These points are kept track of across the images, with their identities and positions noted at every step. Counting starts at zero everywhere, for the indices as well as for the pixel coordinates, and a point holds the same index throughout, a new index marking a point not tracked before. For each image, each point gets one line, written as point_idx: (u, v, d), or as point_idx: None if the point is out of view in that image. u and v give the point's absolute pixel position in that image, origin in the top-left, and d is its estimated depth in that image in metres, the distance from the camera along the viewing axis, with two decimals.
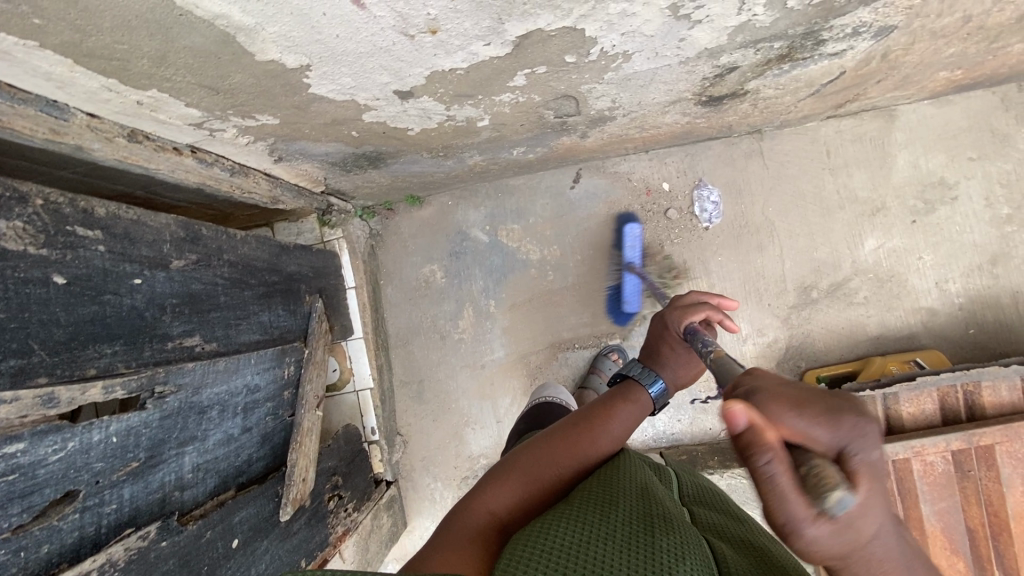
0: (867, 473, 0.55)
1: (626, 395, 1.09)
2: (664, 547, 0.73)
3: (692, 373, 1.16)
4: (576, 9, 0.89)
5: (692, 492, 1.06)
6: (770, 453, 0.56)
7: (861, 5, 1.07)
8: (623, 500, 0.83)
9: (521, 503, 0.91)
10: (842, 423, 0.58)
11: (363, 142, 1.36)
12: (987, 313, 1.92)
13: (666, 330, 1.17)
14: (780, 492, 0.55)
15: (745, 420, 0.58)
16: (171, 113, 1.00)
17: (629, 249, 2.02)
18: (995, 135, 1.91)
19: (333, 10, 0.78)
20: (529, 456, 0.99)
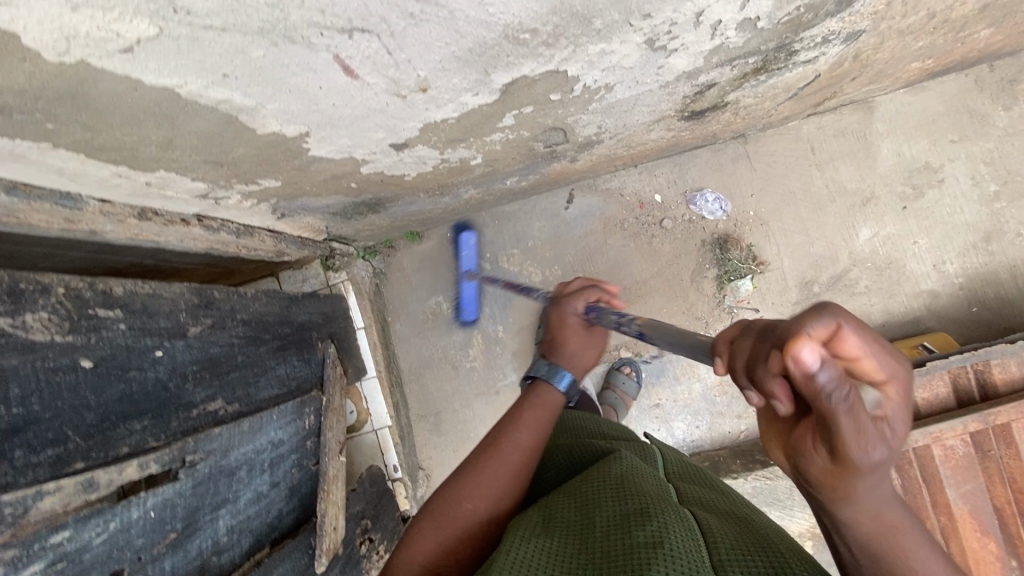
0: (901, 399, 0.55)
1: (531, 400, 1.13)
2: (641, 541, 0.75)
3: (595, 354, 1.20)
4: (557, 54, 0.92)
5: (673, 469, 1.10)
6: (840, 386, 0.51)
7: (828, 17, 1.11)
8: (598, 512, 0.84)
9: (444, 544, 0.96)
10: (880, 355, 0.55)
11: (362, 192, 1.40)
12: (987, 290, 1.94)
13: (563, 317, 1.21)
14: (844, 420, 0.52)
15: (820, 361, 0.50)
16: (178, 188, 1.04)
17: (466, 257, 2.12)
18: (973, 116, 1.95)
19: (327, 83, 0.81)
20: (446, 495, 1.03)
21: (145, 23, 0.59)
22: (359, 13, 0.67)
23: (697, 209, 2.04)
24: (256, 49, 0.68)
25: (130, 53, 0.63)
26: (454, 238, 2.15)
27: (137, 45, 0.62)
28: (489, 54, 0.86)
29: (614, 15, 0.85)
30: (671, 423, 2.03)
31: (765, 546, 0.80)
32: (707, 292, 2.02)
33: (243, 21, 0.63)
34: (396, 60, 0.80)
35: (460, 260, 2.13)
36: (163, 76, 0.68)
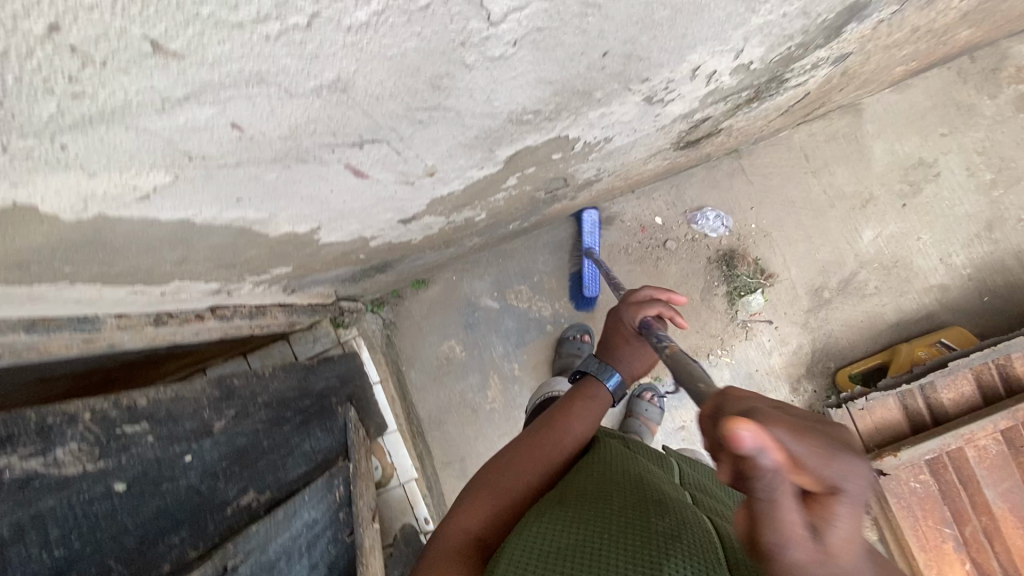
0: (852, 517, 0.50)
1: (583, 391, 1.16)
2: (658, 530, 0.78)
3: (650, 363, 1.18)
4: (559, 124, 0.93)
5: (693, 479, 1.09)
6: (777, 483, 0.47)
7: (818, 49, 1.12)
8: (616, 493, 0.88)
9: (493, 516, 0.97)
10: (844, 460, 0.49)
11: (370, 260, 1.40)
12: (996, 278, 1.95)
13: (620, 323, 1.18)
14: (775, 518, 0.48)
15: (763, 449, 0.45)
16: (192, 291, 1.03)
17: (587, 237, 2.04)
18: (959, 108, 1.97)
19: (337, 186, 0.81)
20: (498, 469, 1.05)
21: (160, 174, 0.59)
22: (369, 128, 0.67)
23: (699, 227, 2.04)
24: (268, 173, 0.68)
25: (147, 199, 0.62)
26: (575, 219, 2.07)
27: (153, 192, 0.61)
28: (493, 137, 0.86)
29: (614, 86, 0.86)
30: (698, 445, 2.01)
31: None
32: (719, 309, 2.02)
33: (256, 154, 0.62)
34: (405, 156, 0.80)
35: (583, 237, 2.05)
36: (178, 211, 0.68)
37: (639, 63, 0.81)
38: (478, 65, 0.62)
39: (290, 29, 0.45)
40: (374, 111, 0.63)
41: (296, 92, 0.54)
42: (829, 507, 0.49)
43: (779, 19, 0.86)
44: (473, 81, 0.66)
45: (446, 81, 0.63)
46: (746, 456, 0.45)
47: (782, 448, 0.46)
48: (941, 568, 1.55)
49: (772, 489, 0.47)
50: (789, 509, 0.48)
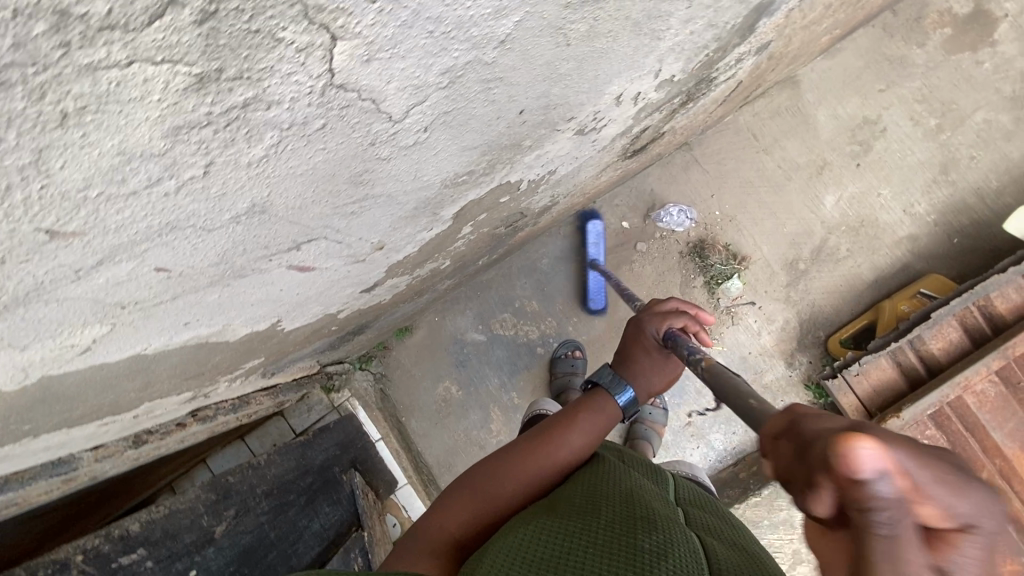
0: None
1: (588, 404, 1.09)
2: (645, 548, 0.72)
3: (667, 380, 1.13)
4: (498, 174, 0.94)
5: (691, 494, 1.05)
6: (896, 514, 0.36)
7: (737, 46, 1.14)
8: (605, 505, 0.83)
9: (477, 518, 0.96)
10: (975, 490, 0.38)
11: (344, 328, 1.38)
12: (962, 218, 1.97)
13: (641, 335, 1.13)
14: (897, 563, 0.36)
15: (877, 468, 0.36)
16: (167, 405, 1.02)
17: (593, 247, 2.06)
18: (891, 61, 2.01)
19: (285, 285, 0.80)
20: (491, 467, 1.02)
21: (97, 327, 0.58)
22: (302, 232, 0.67)
23: (665, 225, 2.05)
24: (211, 293, 0.67)
25: (90, 350, 0.61)
26: (581, 228, 2.10)
27: (94, 343, 0.60)
28: (434, 204, 0.87)
29: (541, 131, 0.87)
30: (707, 436, 2.00)
31: None
32: (701, 301, 2.03)
33: (193, 283, 0.62)
34: (350, 242, 0.79)
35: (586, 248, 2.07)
36: (126, 349, 0.67)
37: (560, 109, 0.82)
38: (395, 154, 0.62)
39: (188, 181, 0.45)
40: (302, 217, 0.63)
41: (213, 226, 0.53)
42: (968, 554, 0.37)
43: (687, 37, 0.87)
44: (395, 168, 0.66)
45: (367, 175, 0.63)
46: (857, 474, 0.36)
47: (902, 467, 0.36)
48: None
49: (890, 520, 0.36)
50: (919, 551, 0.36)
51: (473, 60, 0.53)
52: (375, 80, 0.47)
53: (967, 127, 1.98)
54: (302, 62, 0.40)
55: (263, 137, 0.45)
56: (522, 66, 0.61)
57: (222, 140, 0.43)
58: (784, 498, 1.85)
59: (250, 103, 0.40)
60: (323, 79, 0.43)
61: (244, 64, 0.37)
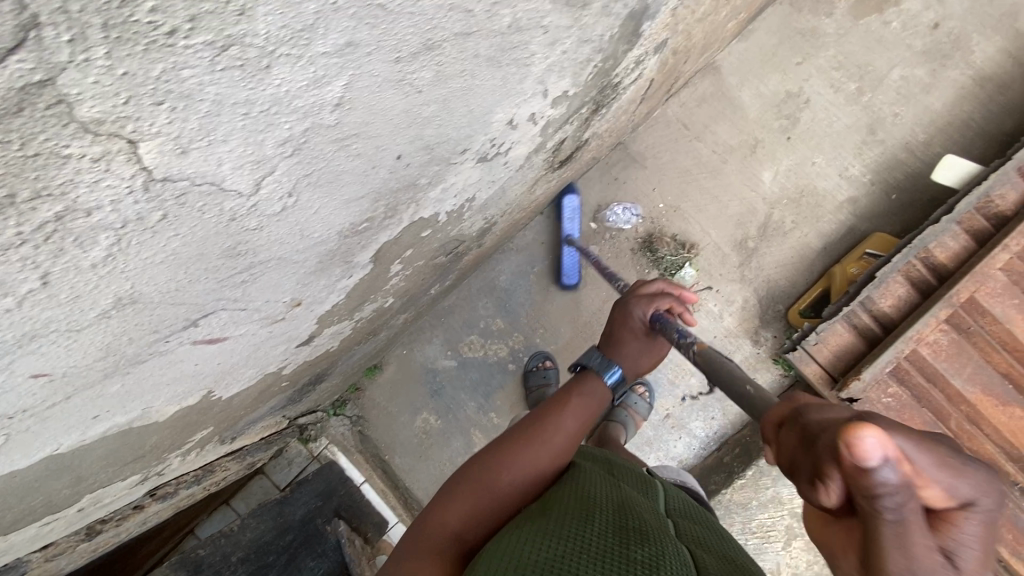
0: (981, 540, 0.47)
1: (581, 388, 1.13)
2: (637, 559, 0.75)
3: (651, 361, 1.19)
4: (404, 214, 0.95)
5: (678, 503, 1.10)
6: (900, 496, 0.45)
7: (629, 50, 1.17)
8: (598, 514, 0.86)
9: (475, 516, 0.93)
10: (972, 472, 0.48)
11: (296, 382, 1.38)
12: (896, 174, 2.02)
13: (628, 318, 1.19)
14: (901, 537, 0.45)
15: (885, 457, 0.44)
16: (113, 493, 1.01)
17: (568, 223, 2.07)
18: (803, 35, 2.06)
19: (197, 359, 0.80)
20: (485, 459, 1.01)
21: None
22: (193, 310, 0.67)
23: (613, 224, 2.08)
24: (111, 385, 0.67)
25: None
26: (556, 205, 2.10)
27: None
28: (340, 254, 0.87)
29: (435, 168, 0.88)
30: (688, 425, 2.01)
31: None
32: None
33: (81, 381, 0.62)
34: (254, 307, 0.80)
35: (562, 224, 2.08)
36: (33, 452, 0.67)
37: (444, 146, 0.83)
38: (265, 222, 0.63)
39: (27, 295, 0.46)
40: (184, 297, 0.64)
41: (81, 326, 0.54)
42: (959, 529, 0.47)
43: (561, 56, 0.89)
44: (273, 235, 0.67)
45: (243, 246, 0.64)
46: (868, 463, 0.44)
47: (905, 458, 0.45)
48: None
49: (895, 502, 0.45)
50: (918, 527, 0.45)
51: (311, 127, 0.54)
52: (203, 166, 0.48)
53: (886, 87, 2.04)
54: (106, 169, 0.41)
55: (97, 240, 0.46)
56: (374, 120, 0.62)
57: (49, 252, 0.44)
58: (768, 476, 1.85)
59: (65, 215, 0.42)
60: (141, 177, 0.44)
61: (37, 185, 0.38)
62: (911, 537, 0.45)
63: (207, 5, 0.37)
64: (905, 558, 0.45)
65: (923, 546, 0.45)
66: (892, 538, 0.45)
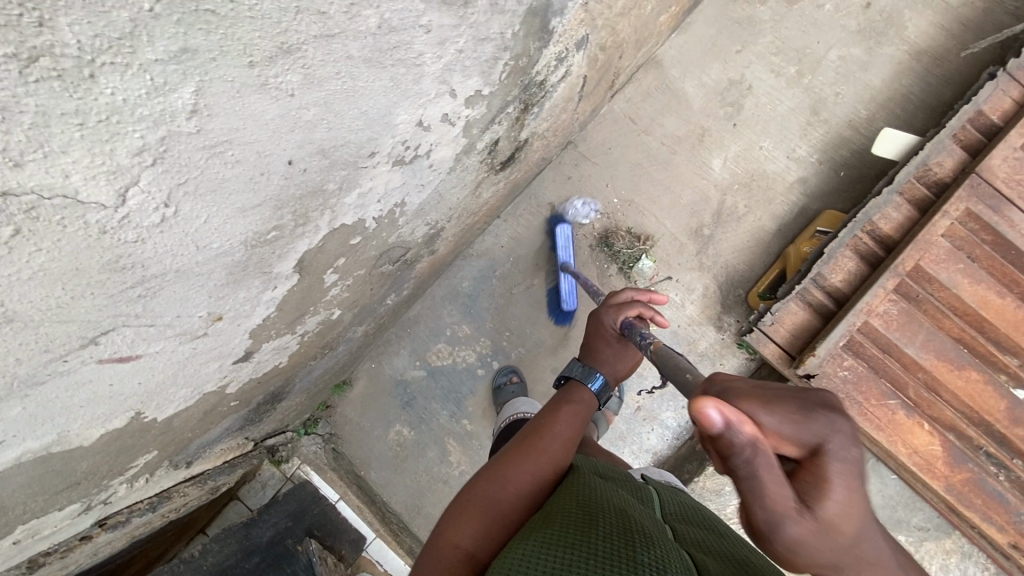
0: (840, 475, 0.60)
1: (569, 398, 1.16)
2: (644, 559, 0.71)
3: (630, 365, 1.22)
4: (321, 222, 0.95)
5: (674, 508, 1.07)
6: (752, 451, 0.59)
7: (544, 48, 1.18)
8: (603, 516, 0.82)
9: (484, 530, 0.89)
10: (823, 422, 0.61)
11: (249, 401, 1.38)
12: (843, 152, 2.05)
13: (600, 326, 1.22)
14: (760, 482, 0.60)
15: (726, 421, 0.59)
16: (52, 523, 1.00)
17: (563, 251, 2.03)
18: (740, 23, 2.09)
19: (111, 379, 0.80)
20: (484, 480, 0.99)
21: None
22: (88, 328, 0.68)
23: (571, 217, 2.11)
24: (11, 408, 0.68)
25: None
26: (548, 233, 2.07)
27: None
28: (253, 264, 0.88)
29: (343, 172, 0.89)
30: (659, 416, 2.01)
31: None
32: (620, 287, 2.06)
33: None
34: (164, 323, 0.80)
35: (556, 253, 2.05)
36: None
37: (344, 149, 0.84)
38: (146, 234, 0.64)
39: None
40: (71, 313, 0.64)
41: None
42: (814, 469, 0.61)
43: (459, 55, 0.91)
44: (161, 246, 0.67)
45: (128, 259, 0.65)
46: (712, 427, 0.60)
47: (749, 422, 0.60)
48: (905, 437, 1.59)
49: (750, 455, 0.60)
50: (771, 474, 0.60)
51: (168, 134, 0.56)
52: (48, 177, 0.49)
53: (826, 67, 2.07)
54: None
55: None
56: (245, 125, 0.63)
57: None
58: None
59: None
60: None
61: None
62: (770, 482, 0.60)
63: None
64: (767, 496, 0.60)
65: (780, 495, 0.60)
66: (755, 494, 0.61)
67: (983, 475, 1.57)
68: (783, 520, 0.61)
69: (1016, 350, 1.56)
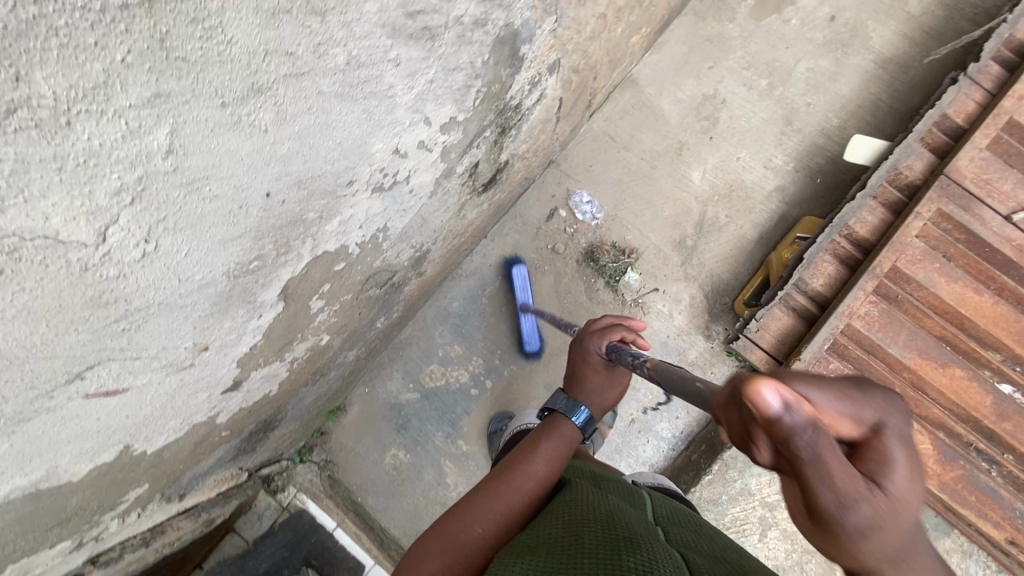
0: (902, 454, 0.62)
1: (552, 429, 1.19)
2: (631, 567, 0.74)
3: (615, 394, 1.27)
4: (303, 251, 0.98)
5: (667, 511, 1.08)
6: (813, 434, 0.57)
7: (516, 74, 1.23)
8: (587, 533, 0.84)
9: (448, 569, 0.91)
10: (874, 400, 0.66)
11: (240, 430, 1.39)
12: (818, 159, 2.10)
13: (587, 354, 1.26)
14: (824, 470, 0.57)
15: (784, 402, 0.57)
16: (43, 562, 1.01)
17: (521, 291, 2.11)
18: (711, 41, 2.16)
19: (97, 414, 0.82)
20: (456, 515, 1.01)
21: None
22: (73, 363, 0.70)
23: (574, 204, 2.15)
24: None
25: None
26: (505, 275, 2.15)
27: None
28: (237, 294, 0.90)
29: (322, 201, 0.92)
30: (654, 428, 2.02)
31: None
32: (608, 301, 2.09)
33: None
34: (149, 355, 0.82)
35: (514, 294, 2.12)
36: None
37: (322, 179, 0.87)
38: (127, 270, 0.66)
39: None
40: (55, 349, 0.66)
41: None
42: (878, 448, 0.62)
43: (430, 85, 0.95)
44: (142, 281, 0.70)
45: (110, 295, 0.67)
46: (772, 411, 0.57)
47: (803, 402, 0.58)
48: None
49: (812, 438, 0.57)
50: (832, 456, 0.57)
51: (145, 174, 0.59)
52: (27, 221, 0.52)
53: (796, 79, 2.13)
54: None
55: None
56: (220, 161, 0.66)
57: None
58: (734, 468, 1.85)
59: None
60: None
61: None
62: (834, 467, 0.57)
63: None
64: (834, 486, 0.57)
65: (846, 480, 0.58)
66: (821, 478, 0.57)
67: (975, 471, 1.58)
68: (852, 502, 0.58)
69: (997, 345, 1.58)
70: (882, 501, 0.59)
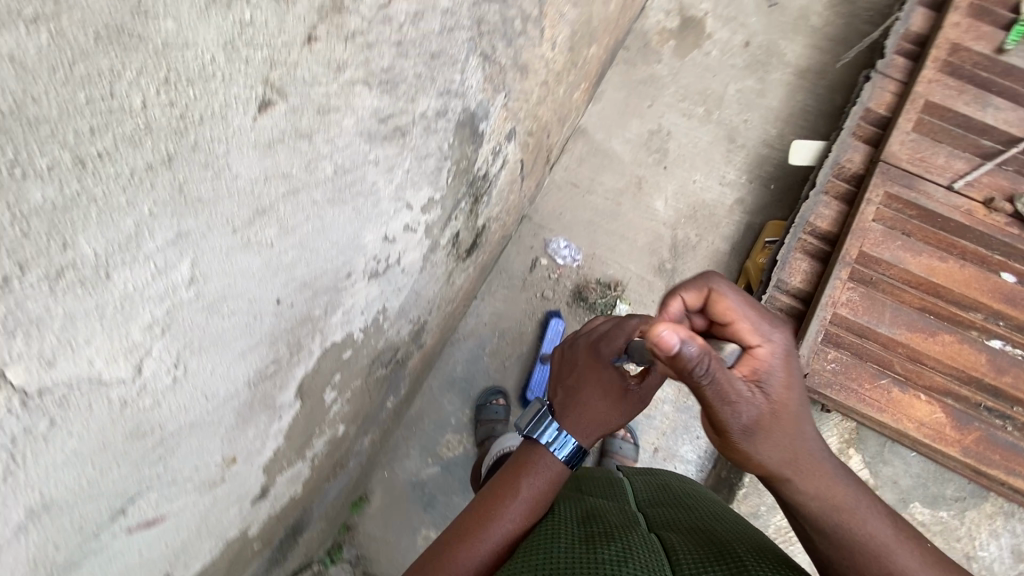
0: (778, 361, 0.91)
1: (535, 462, 1.18)
2: (607, 557, 0.88)
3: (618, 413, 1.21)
4: (314, 347, 1.03)
5: (648, 493, 1.23)
6: (706, 360, 0.79)
7: (479, 149, 1.33)
8: (566, 533, 0.98)
9: None
10: (770, 322, 0.93)
11: (271, 539, 1.37)
12: (767, 168, 2.25)
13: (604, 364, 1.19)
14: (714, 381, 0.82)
15: (684, 339, 0.77)
16: None
17: (549, 342, 2.13)
18: (645, 82, 2.35)
19: (140, 546, 0.82)
20: (445, 544, 1.11)
21: None
22: (117, 498, 0.72)
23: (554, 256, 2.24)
24: None
25: None
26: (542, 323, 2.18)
27: None
28: (258, 400, 0.93)
29: (326, 297, 0.97)
30: (678, 452, 2.03)
31: (717, 545, 0.95)
32: None
33: None
34: (184, 477, 0.84)
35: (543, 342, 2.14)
36: None
37: (324, 278, 0.93)
38: (161, 397, 0.70)
39: None
40: (102, 487, 0.69)
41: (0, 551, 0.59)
42: (762, 354, 0.91)
43: (407, 175, 1.03)
44: (175, 405, 0.74)
45: (148, 425, 0.71)
46: (673, 346, 0.77)
47: (699, 338, 0.79)
48: (907, 412, 1.63)
49: (706, 364, 0.79)
50: (719, 369, 0.81)
51: (172, 306, 0.64)
52: (75, 369, 0.56)
53: (729, 102, 2.31)
54: None
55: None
56: (235, 280, 0.72)
57: None
58: None
59: None
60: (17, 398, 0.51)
61: None
62: (721, 378, 0.82)
63: (32, 251, 0.47)
64: (723, 389, 0.83)
65: (731, 387, 0.84)
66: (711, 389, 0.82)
67: (992, 429, 1.62)
68: (736, 399, 0.86)
69: (973, 305, 1.67)
70: (755, 399, 0.88)
